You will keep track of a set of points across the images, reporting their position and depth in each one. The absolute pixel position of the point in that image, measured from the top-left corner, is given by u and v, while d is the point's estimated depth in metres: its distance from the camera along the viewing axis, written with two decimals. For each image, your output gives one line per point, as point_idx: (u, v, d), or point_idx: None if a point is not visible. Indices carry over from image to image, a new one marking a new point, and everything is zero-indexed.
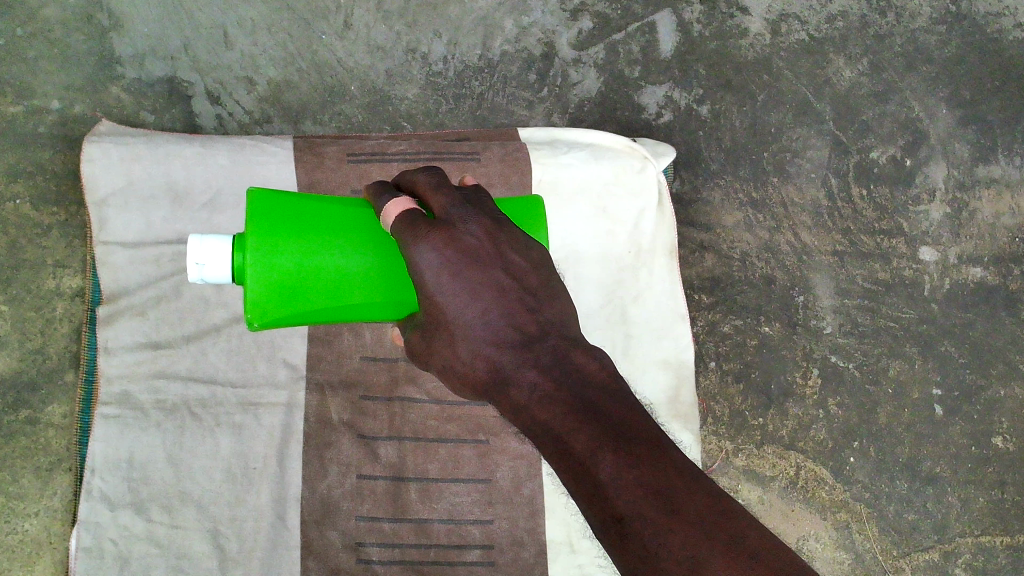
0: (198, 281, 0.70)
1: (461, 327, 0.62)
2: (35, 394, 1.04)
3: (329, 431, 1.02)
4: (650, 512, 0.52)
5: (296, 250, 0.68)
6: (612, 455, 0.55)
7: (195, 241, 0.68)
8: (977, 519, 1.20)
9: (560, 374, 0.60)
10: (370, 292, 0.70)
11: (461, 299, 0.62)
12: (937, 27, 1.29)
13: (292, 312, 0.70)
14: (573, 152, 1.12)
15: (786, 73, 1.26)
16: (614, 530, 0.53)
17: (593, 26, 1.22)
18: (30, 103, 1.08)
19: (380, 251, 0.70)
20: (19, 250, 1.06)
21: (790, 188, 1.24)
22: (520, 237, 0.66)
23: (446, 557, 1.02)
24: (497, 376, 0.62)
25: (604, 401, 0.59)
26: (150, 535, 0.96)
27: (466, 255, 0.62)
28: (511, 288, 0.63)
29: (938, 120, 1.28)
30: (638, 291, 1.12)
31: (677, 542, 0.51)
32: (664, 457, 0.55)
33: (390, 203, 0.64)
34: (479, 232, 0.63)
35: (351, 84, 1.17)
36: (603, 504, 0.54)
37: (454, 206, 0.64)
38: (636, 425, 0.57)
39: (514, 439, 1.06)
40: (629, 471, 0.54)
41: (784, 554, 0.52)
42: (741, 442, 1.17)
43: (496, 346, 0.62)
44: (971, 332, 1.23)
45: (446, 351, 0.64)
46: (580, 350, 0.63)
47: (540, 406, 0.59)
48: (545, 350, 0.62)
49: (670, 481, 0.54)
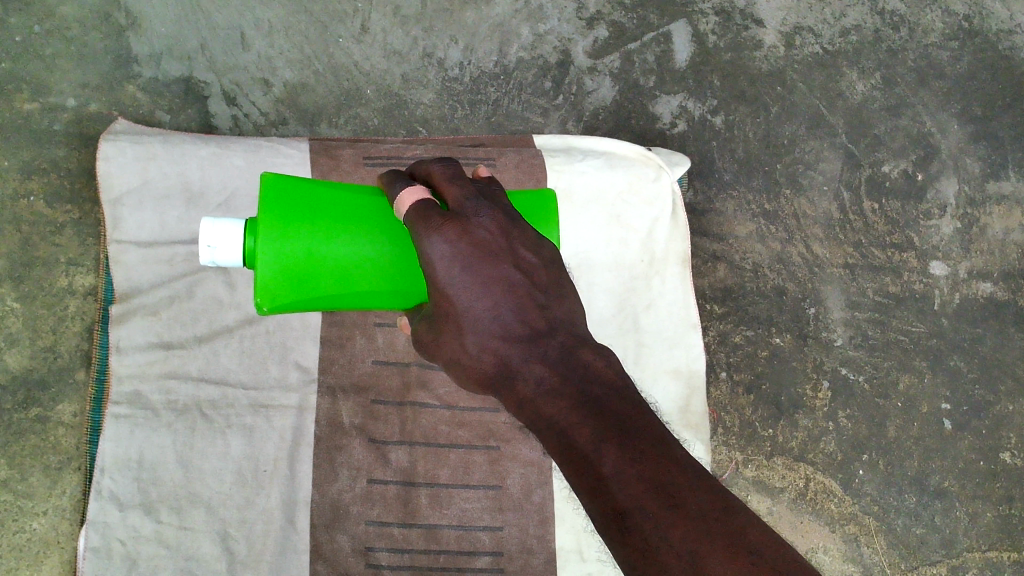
0: (209, 264, 0.72)
1: (471, 319, 0.61)
2: (46, 392, 1.04)
3: (341, 435, 1.02)
4: (651, 506, 0.52)
5: (309, 237, 0.69)
6: (615, 449, 0.54)
7: (206, 224, 0.69)
8: (984, 534, 1.20)
9: (566, 369, 0.60)
10: (381, 281, 0.71)
11: (472, 292, 0.61)
12: (949, 43, 1.30)
13: (302, 297, 0.71)
14: (588, 159, 1.12)
15: (800, 86, 1.26)
16: (614, 523, 0.53)
17: (609, 35, 1.23)
18: (45, 100, 1.08)
19: (392, 240, 0.71)
20: (32, 247, 1.05)
21: (802, 201, 1.24)
22: (539, 242, 0.66)
23: (455, 563, 1.01)
24: (506, 371, 0.62)
25: (608, 396, 0.59)
26: (160, 537, 0.95)
27: (479, 249, 0.61)
28: (522, 286, 0.63)
29: (950, 135, 1.28)
30: (650, 299, 1.12)
31: (679, 536, 0.51)
32: (666, 453, 0.55)
33: (405, 191, 0.63)
34: (493, 227, 0.62)
35: (367, 88, 1.17)
36: (604, 497, 0.53)
37: (469, 199, 0.63)
38: (639, 420, 0.57)
39: (525, 446, 1.06)
40: (631, 466, 0.53)
41: (782, 549, 0.52)
42: (751, 453, 1.17)
43: (502, 339, 0.62)
44: (980, 347, 1.24)
45: (455, 344, 0.63)
46: (587, 347, 0.63)
47: (546, 400, 0.59)
48: (554, 345, 0.62)
49: (672, 476, 0.53)
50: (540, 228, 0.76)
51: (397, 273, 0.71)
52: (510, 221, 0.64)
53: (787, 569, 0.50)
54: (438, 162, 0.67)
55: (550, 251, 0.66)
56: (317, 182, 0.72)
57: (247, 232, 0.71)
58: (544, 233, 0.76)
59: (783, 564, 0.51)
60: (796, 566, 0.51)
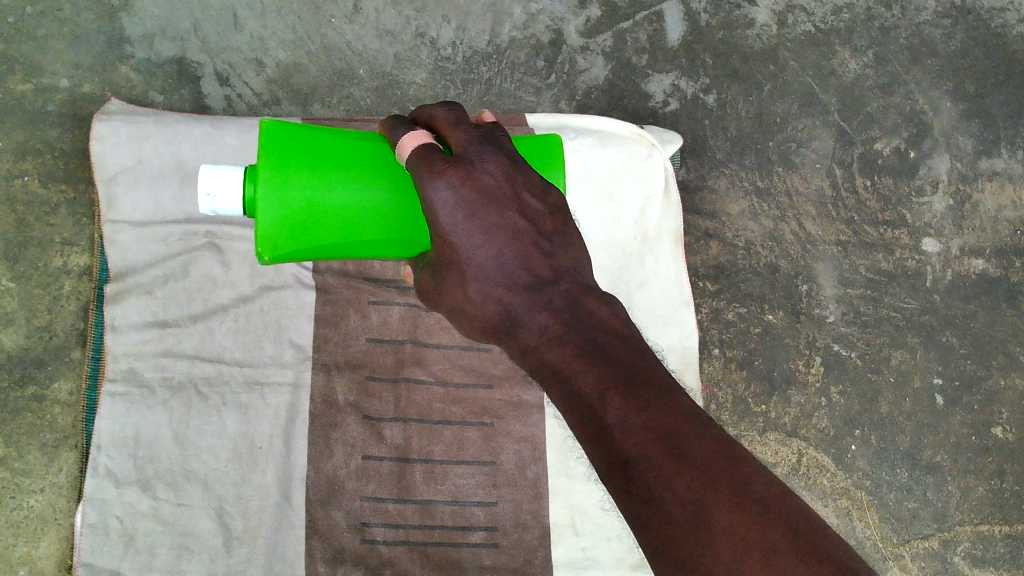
0: (209, 213, 0.73)
1: (474, 267, 0.61)
2: (42, 370, 1.04)
3: (336, 411, 1.03)
4: (656, 455, 0.52)
5: (309, 187, 0.70)
6: (620, 398, 0.55)
7: (206, 172, 0.70)
8: (976, 508, 1.21)
9: (572, 318, 0.60)
10: (383, 230, 0.72)
11: (475, 239, 0.61)
12: (941, 21, 1.30)
13: (303, 247, 0.72)
14: (580, 138, 1.12)
15: (792, 64, 1.27)
16: (618, 472, 0.53)
17: (601, 14, 1.23)
18: (40, 81, 1.09)
19: (395, 189, 0.72)
20: (27, 228, 1.06)
21: (794, 178, 1.25)
22: (541, 189, 0.65)
23: (449, 538, 1.02)
24: (509, 318, 0.62)
25: (614, 345, 0.59)
26: (156, 513, 0.96)
27: (482, 195, 0.61)
28: (524, 233, 0.62)
29: (942, 113, 1.28)
30: (643, 277, 1.13)
31: (683, 484, 0.51)
32: (672, 402, 0.55)
33: (407, 136, 0.64)
34: (496, 171, 0.62)
35: (360, 68, 1.17)
36: (609, 446, 0.54)
37: (472, 143, 0.63)
38: (645, 370, 0.57)
39: (519, 423, 1.07)
40: (636, 414, 0.54)
41: (789, 499, 0.52)
42: (744, 428, 1.18)
43: (507, 287, 0.61)
44: (972, 323, 1.24)
45: (458, 292, 0.62)
46: (592, 296, 0.62)
47: (550, 347, 0.59)
48: (558, 293, 0.62)
49: (677, 425, 0.53)
50: (544, 172, 0.78)
51: (399, 223, 0.72)
52: (513, 165, 0.64)
53: (792, 520, 0.50)
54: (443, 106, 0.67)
55: (554, 197, 0.66)
56: (315, 132, 0.73)
57: (246, 180, 0.72)
58: (549, 177, 0.78)
59: (788, 514, 0.51)
60: (801, 516, 0.51)
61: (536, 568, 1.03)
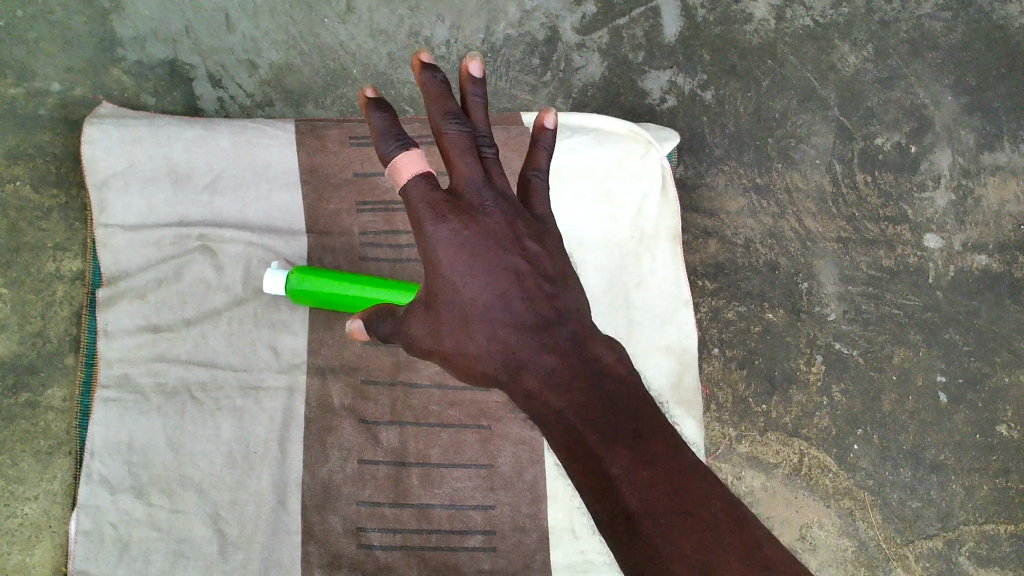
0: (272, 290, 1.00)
1: (477, 308, 0.60)
2: (35, 376, 1.03)
3: (331, 415, 1.02)
4: (663, 511, 0.51)
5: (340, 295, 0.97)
6: (626, 451, 0.53)
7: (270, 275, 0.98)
8: (981, 506, 1.19)
9: (576, 360, 0.59)
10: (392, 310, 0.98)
11: (478, 278, 0.60)
12: (942, 13, 1.28)
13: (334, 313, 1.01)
14: (576, 136, 1.10)
15: (791, 60, 1.25)
16: (623, 526, 0.52)
17: (597, 11, 1.21)
18: (30, 85, 1.08)
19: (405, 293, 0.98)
20: (19, 233, 1.05)
21: (794, 174, 1.23)
22: (541, 231, 0.64)
23: (447, 543, 1.01)
24: (512, 360, 0.60)
25: (616, 388, 0.57)
26: (150, 519, 0.95)
27: (485, 239, 0.60)
28: (528, 275, 0.62)
29: (943, 106, 1.26)
30: (641, 276, 1.12)
31: (691, 544, 0.50)
32: (675, 455, 0.54)
33: (407, 159, 0.59)
34: (501, 218, 0.61)
35: (353, 68, 1.16)
36: (613, 498, 0.52)
37: (477, 182, 0.61)
38: (646, 415, 0.56)
39: (516, 424, 1.05)
40: (643, 467, 0.52)
41: (789, 560, 0.52)
42: (744, 429, 1.17)
43: (513, 328, 0.60)
44: (975, 319, 1.22)
45: (461, 336, 0.61)
46: (595, 342, 0.61)
47: (555, 391, 0.58)
48: (562, 335, 0.61)
49: (683, 480, 0.52)
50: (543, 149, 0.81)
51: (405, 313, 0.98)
52: (517, 210, 0.63)
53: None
54: (433, 77, 0.62)
55: (553, 242, 0.65)
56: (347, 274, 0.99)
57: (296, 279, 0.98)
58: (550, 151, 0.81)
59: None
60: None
61: (535, 572, 1.02)
